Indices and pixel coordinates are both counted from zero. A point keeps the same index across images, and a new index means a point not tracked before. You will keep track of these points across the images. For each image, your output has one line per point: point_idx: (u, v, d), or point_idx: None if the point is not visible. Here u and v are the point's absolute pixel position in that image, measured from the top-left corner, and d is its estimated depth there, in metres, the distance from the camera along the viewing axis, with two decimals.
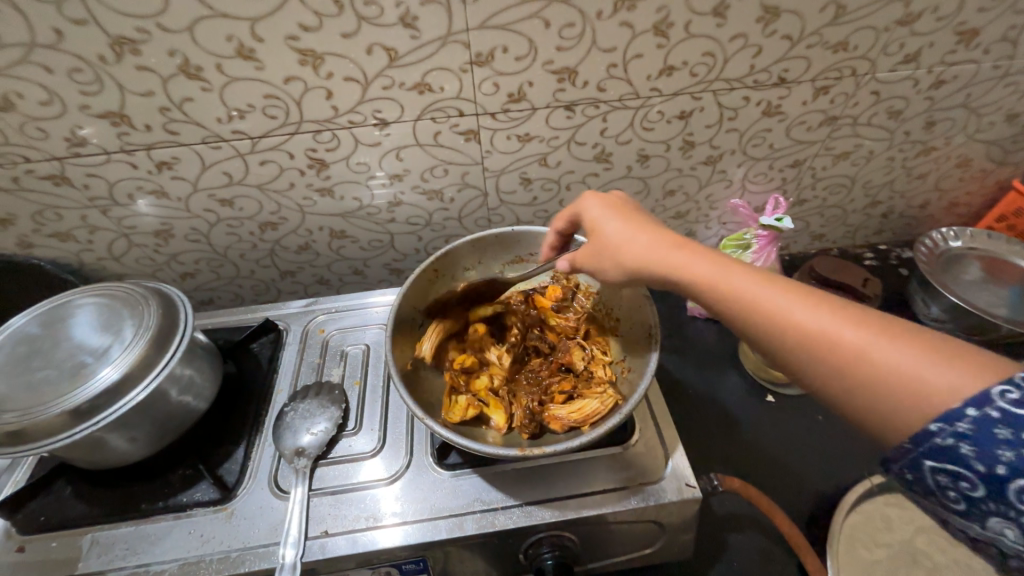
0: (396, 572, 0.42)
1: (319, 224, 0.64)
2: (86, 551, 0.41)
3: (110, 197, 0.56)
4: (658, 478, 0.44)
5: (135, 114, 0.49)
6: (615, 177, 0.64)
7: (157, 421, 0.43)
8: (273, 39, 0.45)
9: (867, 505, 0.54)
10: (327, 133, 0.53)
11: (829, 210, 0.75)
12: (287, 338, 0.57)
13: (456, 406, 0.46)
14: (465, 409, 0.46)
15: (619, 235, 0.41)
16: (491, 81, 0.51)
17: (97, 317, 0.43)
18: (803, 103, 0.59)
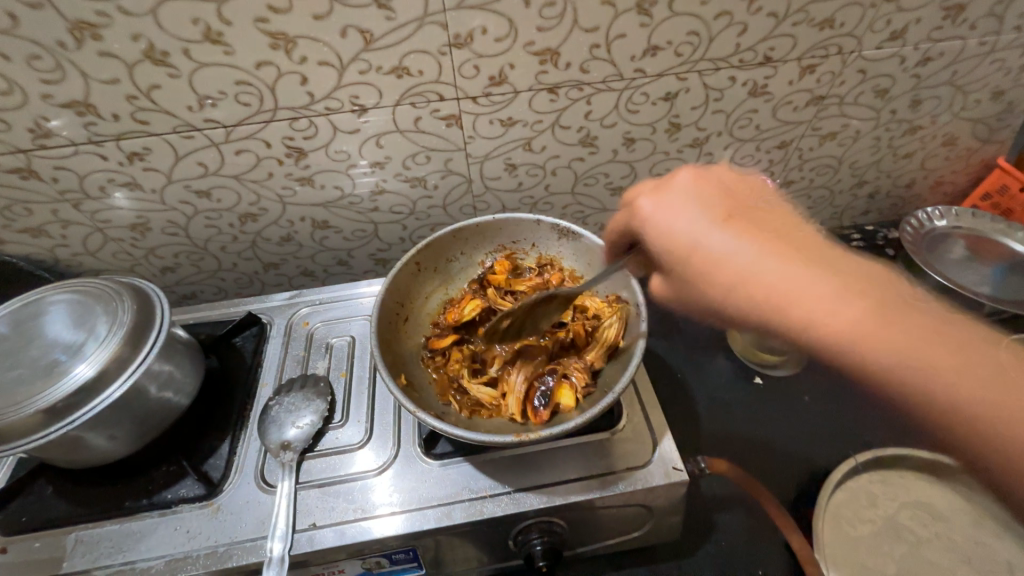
0: (387, 562, 0.42)
1: (301, 215, 0.63)
2: (70, 550, 0.40)
3: (81, 191, 0.55)
4: (645, 462, 0.44)
5: (101, 103, 0.47)
6: (601, 162, 0.64)
7: (137, 418, 0.42)
8: (241, 21, 0.43)
9: (852, 482, 0.56)
10: (303, 120, 0.52)
11: (816, 191, 0.75)
12: (271, 331, 0.56)
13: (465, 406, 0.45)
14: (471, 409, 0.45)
15: (716, 243, 0.36)
16: (471, 64, 0.50)
17: (69, 314, 0.42)
18: (790, 82, 0.58)
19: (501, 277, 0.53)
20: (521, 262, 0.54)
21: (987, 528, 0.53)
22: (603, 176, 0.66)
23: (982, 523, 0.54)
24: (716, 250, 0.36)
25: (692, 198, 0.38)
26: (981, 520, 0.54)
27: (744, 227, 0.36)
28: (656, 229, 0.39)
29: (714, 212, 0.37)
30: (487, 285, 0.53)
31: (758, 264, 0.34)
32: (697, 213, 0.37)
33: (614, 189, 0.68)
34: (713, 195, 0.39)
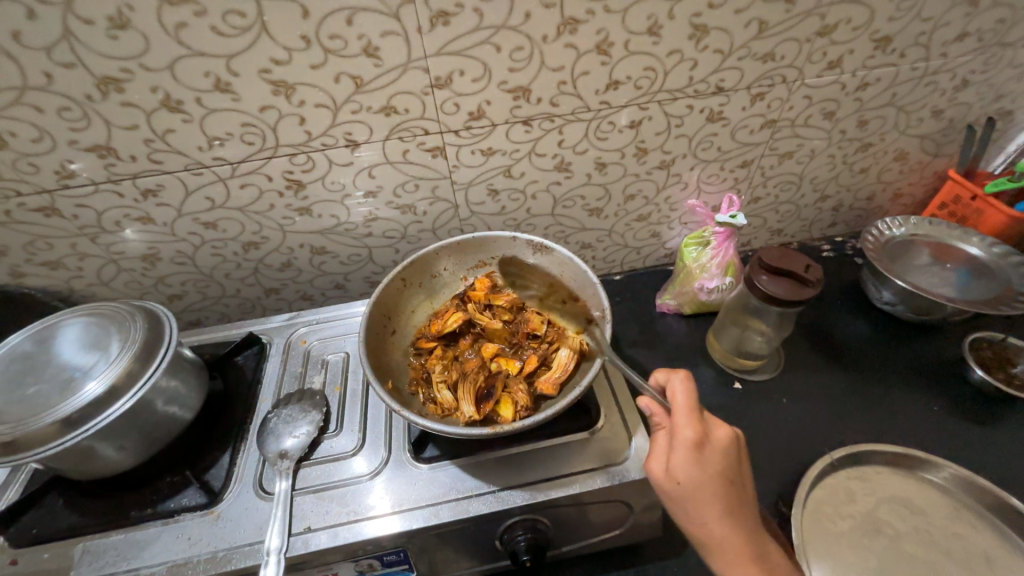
0: (379, 564, 0.45)
1: (300, 242, 0.68)
2: (77, 559, 0.43)
3: (98, 225, 0.60)
4: (622, 459, 0.47)
5: (120, 146, 0.52)
6: (577, 185, 0.69)
7: (144, 430, 0.45)
8: (247, 72, 0.49)
9: (830, 479, 0.59)
10: (302, 156, 0.57)
11: (783, 206, 0.80)
12: (270, 350, 0.60)
13: (442, 403, 0.47)
14: (447, 405, 0.47)
15: (692, 485, 0.40)
16: (452, 102, 0.56)
17: (86, 334, 0.46)
18: (743, 108, 0.64)
19: (480, 294, 0.55)
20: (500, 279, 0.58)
21: (963, 521, 0.55)
22: (580, 198, 0.71)
23: (957, 514, 0.56)
24: (687, 489, 0.41)
25: (718, 440, 0.42)
26: (957, 513, 0.56)
27: (724, 481, 0.41)
28: (673, 432, 0.43)
29: (715, 462, 0.41)
30: (468, 299, 0.55)
31: (711, 515, 0.40)
32: (703, 454, 0.41)
33: (591, 209, 0.73)
34: (734, 447, 0.43)
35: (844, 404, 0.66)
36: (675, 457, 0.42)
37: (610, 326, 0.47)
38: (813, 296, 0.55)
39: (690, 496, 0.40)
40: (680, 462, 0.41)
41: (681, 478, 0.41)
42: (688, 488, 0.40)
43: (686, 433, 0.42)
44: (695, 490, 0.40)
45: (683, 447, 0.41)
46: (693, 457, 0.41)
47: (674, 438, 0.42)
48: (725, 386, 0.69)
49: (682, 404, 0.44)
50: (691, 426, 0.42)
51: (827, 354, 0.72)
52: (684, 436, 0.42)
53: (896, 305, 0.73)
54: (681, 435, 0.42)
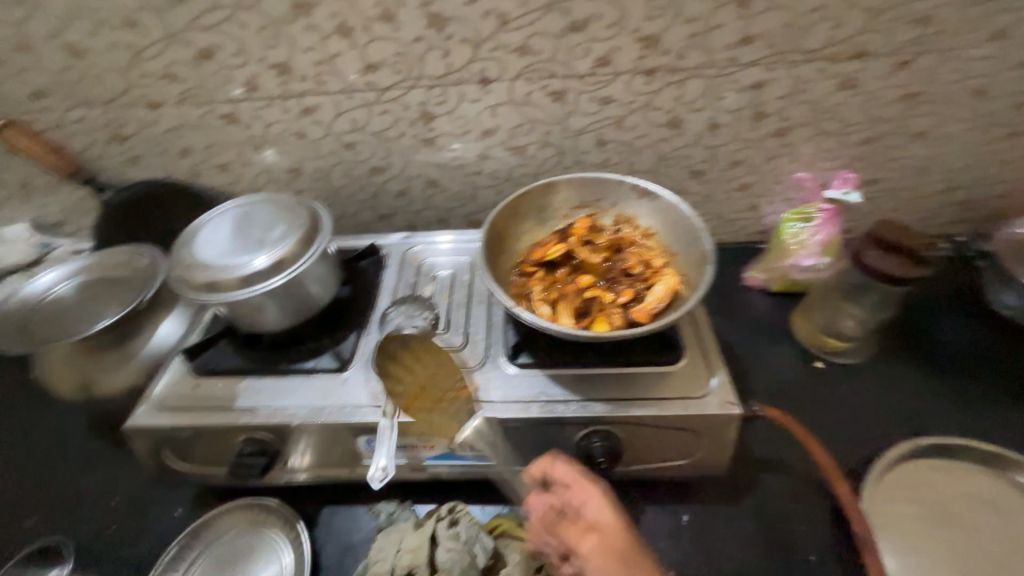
0: (470, 444, 0.51)
1: (418, 172, 0.75)
2: (240, 391, 0.53)
3: (263, 135, 0.70)
4: (702, 393, 0.50)
5: (298, 65, 0.62)
6: (685, 144, 0.69)
7: (297, 300, 0.55)
8: (411, 5, 0.57)
9: (909, 465, 0.58)
10: (438, 88, 0.64)
11: (897, 193, 0.74)
12: (388, 261, 0.68)
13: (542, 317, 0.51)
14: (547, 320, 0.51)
15: (624, 533, 0.41)
16: (583, 47, 0.60)
17: (270, 213, 0.56)
18: (879, 77, 0.62)
19: (582, 231, 0.58)
20: (600, 220, 0.61)
21: None
22: (685, 158, 0.71)
23: None
24: (623, 536, 0.41)
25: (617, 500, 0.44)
26: None
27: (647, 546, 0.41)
28: (588, 492, 0.44)
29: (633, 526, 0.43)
30: (569, 235, 0.59)
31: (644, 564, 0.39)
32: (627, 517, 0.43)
33: (694, 172, 0.73)
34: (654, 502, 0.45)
35: (937, 400, 0.63)
36: (593, 508, 0.43)
37: (712, 270, 0.48)
38: (926, 275, 0.54)
39: (626, 544, 0.40)
40: (603, 513, 0.42)
41: (610, 530, 0.41)
42: (619, 538, 0.41)
43: (599, 488, 0.44)
44: (624, 535, 0.41)
45: (601, 501, 0.43)
46: (615, 511, 0.43)
47: (581, 499, 0.44)
48: (807, 364, 0.69)
49: (572, 475, 0.45)
50: (583, 479, 0.45)
51: (926, 352, 0.69)
52: (591, 488, 0.44)
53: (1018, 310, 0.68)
54: (592, 490, 0.44)
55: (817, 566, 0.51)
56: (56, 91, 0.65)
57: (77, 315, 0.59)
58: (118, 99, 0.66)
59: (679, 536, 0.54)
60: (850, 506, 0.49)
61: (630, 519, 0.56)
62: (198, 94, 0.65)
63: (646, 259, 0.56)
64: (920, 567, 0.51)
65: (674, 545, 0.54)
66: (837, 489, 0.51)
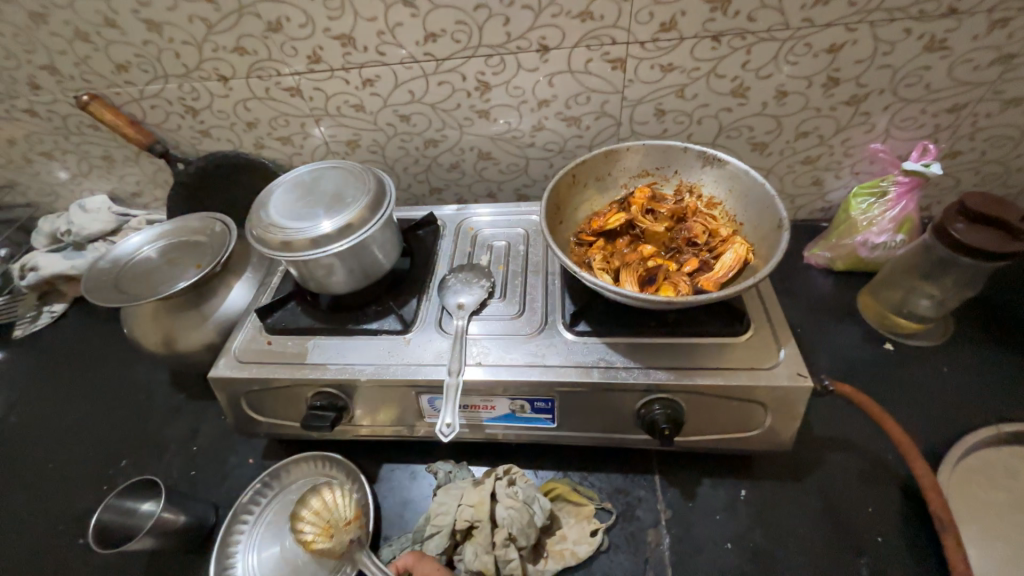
0: (529, 408, 0.52)
1: (472, 145, 0.75)
2: (311, 349, 0.56)
3: (324, 108, 0.72)
4: (770, 364, 0.48)
5: (359, 37, 0.63)
6: (749, 114, 0.67)
7: (362, 263, 0.57)
8: None
9: (989, 451, 0.55)
10: (496, 58, 0.64)
11: (987, 166, 0.69)
12: (444, 231, 0.69)
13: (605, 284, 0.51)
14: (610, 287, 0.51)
15: None
16: (647, 10, 0.58)
17: (339, 178, 0.58)
18: (973, 37, 0.57)
19: (643, 199, 0.58)
20: (661, 190, 0.60)
21: None
22: (747, 129, 0.68)
23: None
24: None
25: None
26: None
27: None
28: None
29: None
30: (630, 204, 0.58)
31: None
32: None
33: (756, 144, 0.70)
34: None
35: (1023, 388, 0.59)
36: None
37: (788, 236, 0.46)
38: (1021, 250, 0.50)
39: None
40: None
41: None
42: None
43: None
44: None
45: None
46: None
47: None
48: (873, 345, 0.66)
49: None
50: None
51: (1008, 336, 0.64)
52: None
53: None
54: None
55: (885, 547, 0.50)
56: (136, 66, 0.69)
57: (162, 276, 0.63)
58: (192, 74, 0.69)
59: (737, 508, 0.54)
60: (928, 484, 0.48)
61: (686, 490, 0.56)
62: (265, 68, 0.68)
63: (712, 228, 0.55)
64: (998, 553, 0.49)
65: (732, 517, 0.54)
66: (913, 466, 0.49)
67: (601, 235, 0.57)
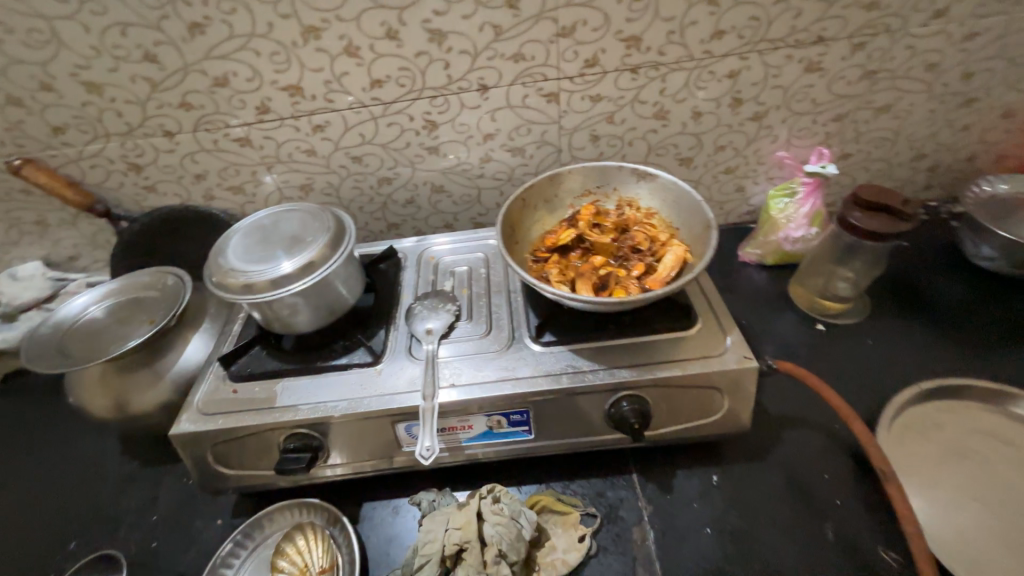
0: (505, 422, 0.54)
1: (425, 179, 0.78)
2: (279, 392, 0.55)
3: (275, 156, 0.73)
4: (718, 351, 0.53)
5: (307, 86, 0.66)
6: (672, 133, 0.75)
7: (327, 299, 0.57)
8: (412, 22, 0.61)
9: (916, 409, 0.62)
10: (441, 98, 0.69)
11: (875, 164, 0.81)
12: (405, 262, 0.71)
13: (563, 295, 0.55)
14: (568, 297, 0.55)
15: None
16: (572, 50, 0.65)
17: (297, 220, 0.59)
18: (841, 59, 0.68)
19: (589, 215, 0.63)
20: (604, 205, 0.65)
21: None
22: (673, 147, 0.76)
23: None
24: None
25: None
26: None
27: None
28: None
29: None
30: (578, 220, 0.63)
31: None
32: None
33: (682, 159, 0.78)
34: None
35: (934, 350, 0.67)
36: None
37: (716, 234, 0.52)
38: (908, 228, 0.59)
39: None
40: None
41: None
42: None
43: None
44: None
45: None
46: None
47: None
48: (807, 327, 0.73)
49: None
50: None
51: (916, 306, 0.73)
52: None
53: (997, 261, 0.73)
54: None
55: (843, 508, 0.54)
56: (74, 127, 0.68)
57: (111, 336, 0.61)
58: (135, 131, 0.69)
59: (711, 494, 0.57)
60: (869, 443, 0.53)
61: (662, 484, 0.58)
62: (212, 121, 0.69)
63: (652, 235, 0.60)
64: (937, 499, 0.54)
65: (708, 503, 0.56)
66: (854, 428, 0.54)
67: (554, 251, 0.62)
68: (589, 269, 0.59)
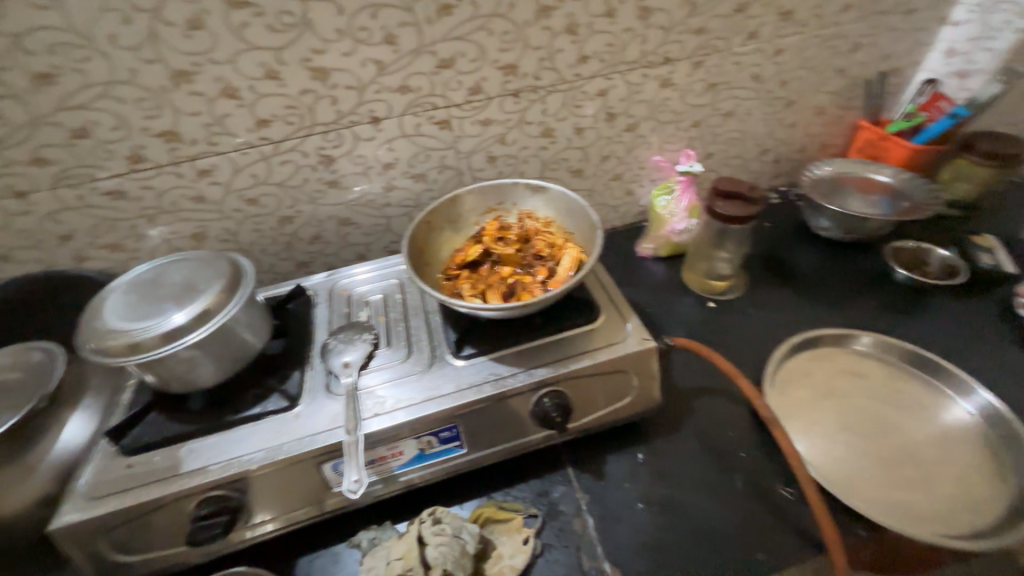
0: (436, 441, 0.54)
1: (329, 214, 0.78)
2: (185, 456, 0.50)
3: (157, 206, 0.69)
4: (622, 337, 0.59)
5: (185, 131, 0.63)
6: (561, 149, 0.82)
7: (231, 348, 0.54)
8: (292, 62, 0.62)
9: (792, 361, 0.72)
10: (333, 133, 0.69)
11: (733, 160, 0.94)
12: (317, 299, 0.69)
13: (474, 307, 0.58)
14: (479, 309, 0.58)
15: None
16: (455, 79, 0.69)
17: (187, 269, 0.55)
18: (688, 74, 0.80)
19: (493, 230, 0.66)
20: (506, 220, 0.69)
21: (897, 378, 0.69)
22: (564, 160, 0.83)
23: (893, 377, 0.69)
24: None
25: None
26: (891, 372, 0.70)
27: None
28: None
29: None
30: (483, 236, 0.66)
31: None
32: None
33: (574, 170, 0.85)
34: None
35: (800, 310, 0.79)
36: None
37: (602, 234, 0.58)
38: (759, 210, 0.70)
39: None
40: None
41: None
42: None
43: None
44: None
45: None
46: None
47: None
48: (701, 305, 0.82)
49: None
50: None
51: (781, 276, 0.86)
52: None
53: (833, 230, 0.88)
54: None
55: (748, 459, 0.61)
56: None
57: None
58: None
59: (639, 472, 0.61)
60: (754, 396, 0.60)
61: (596, 472, 0.62)
62: (75, 175, 0.63)
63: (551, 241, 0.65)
64: (817, 434, 0.63)
65: (637, 481, 0.61)
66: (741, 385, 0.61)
67: (465, 268, 0.64)
68: (497, 280, 0.62)
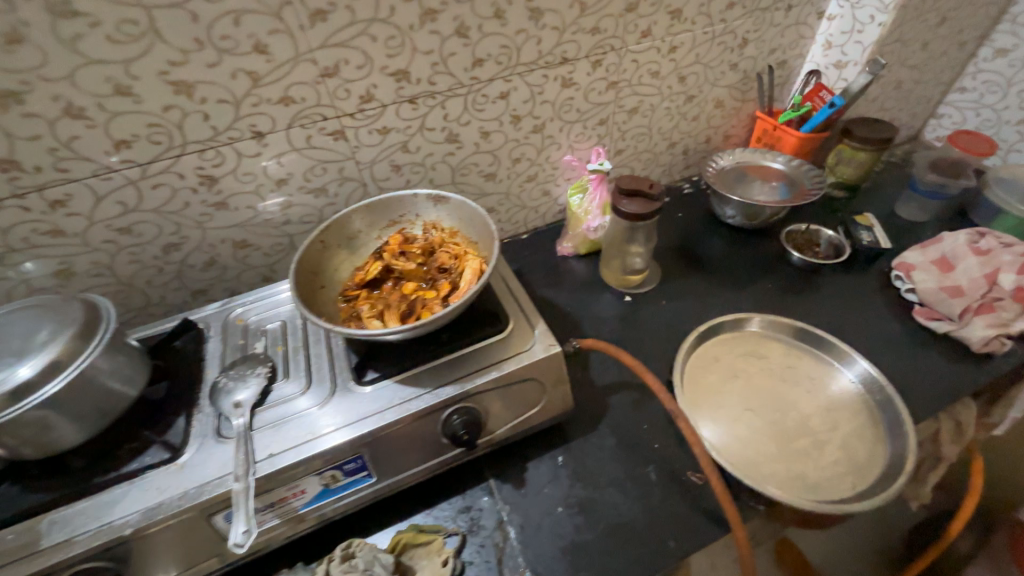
0: (341, 474, 0.52)
1: (221, 237, 0.72)
2: (46, 530, 0.45)
3: (4, 245, 0.60)
4: (528, 346, 0.58)
5: (24, 158, 0.56)
6: (468, 153, 0.80)
7: (96, 400, 0.49)
8: (146, 76, 0.55)
9: (700, 348, 0.75)
10: (211, 151, 0.63)
11: (643, 154, 0.97)
12: (208, 332, 0.64)
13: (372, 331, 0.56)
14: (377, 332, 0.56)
15: None
16: (342, 88, 0.65)
17: (28, 318, 0.49)
18: (587, 74, 0.80)
19: (394, 245, 0.64)
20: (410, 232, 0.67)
21: (792, 354, 0.74)
22: (474, 165, 0.82)
23: (789, 354, 0.74)
24: None
25: None
26: (787, 350, 0.75)
27: None
28: None
29: None
30: (384, 251, 0.63)
31: None
32: None
33: (486, 175, 0.84)
34: None
35: (707, 298, 0.83)
36: None
37: (498, 245, 0.57)
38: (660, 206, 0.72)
39: None
40: None
41: None
42: None
43: None
44: None
45: None
46: None
47: None
48: (618, 300, 0.84)
49: None
50: None
51: (692, 264, 0.90)
52: None
53: (738, 218, 0.93)
54: None
55: (660, 449, 0.64)
56: None
57: None
58: None
59: (559, 475, 0.62)
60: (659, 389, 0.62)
61: (517, 480, 0.62)
62: None
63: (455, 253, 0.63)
64: (723, 417, 0.67)
65: (557, 485, 0.61)
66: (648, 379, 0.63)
67: (366, 287, 0.62)
68: (399, 298, 0.60)
